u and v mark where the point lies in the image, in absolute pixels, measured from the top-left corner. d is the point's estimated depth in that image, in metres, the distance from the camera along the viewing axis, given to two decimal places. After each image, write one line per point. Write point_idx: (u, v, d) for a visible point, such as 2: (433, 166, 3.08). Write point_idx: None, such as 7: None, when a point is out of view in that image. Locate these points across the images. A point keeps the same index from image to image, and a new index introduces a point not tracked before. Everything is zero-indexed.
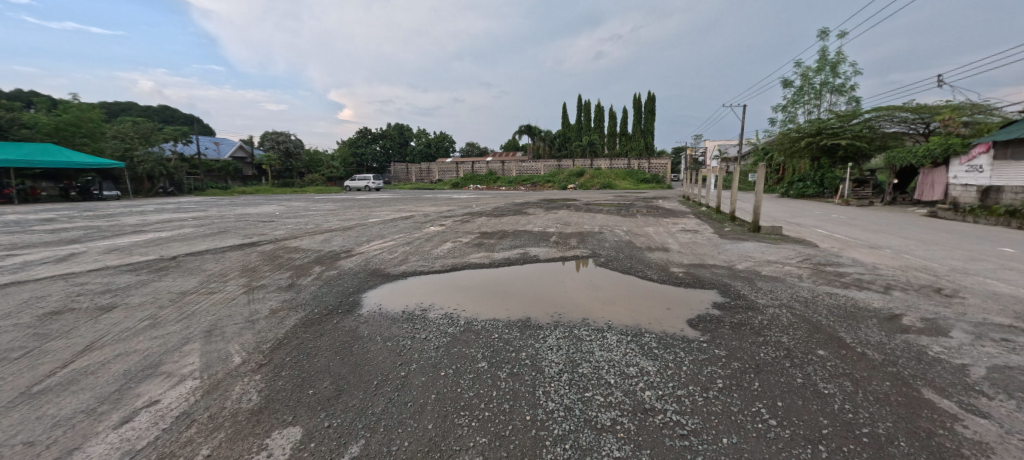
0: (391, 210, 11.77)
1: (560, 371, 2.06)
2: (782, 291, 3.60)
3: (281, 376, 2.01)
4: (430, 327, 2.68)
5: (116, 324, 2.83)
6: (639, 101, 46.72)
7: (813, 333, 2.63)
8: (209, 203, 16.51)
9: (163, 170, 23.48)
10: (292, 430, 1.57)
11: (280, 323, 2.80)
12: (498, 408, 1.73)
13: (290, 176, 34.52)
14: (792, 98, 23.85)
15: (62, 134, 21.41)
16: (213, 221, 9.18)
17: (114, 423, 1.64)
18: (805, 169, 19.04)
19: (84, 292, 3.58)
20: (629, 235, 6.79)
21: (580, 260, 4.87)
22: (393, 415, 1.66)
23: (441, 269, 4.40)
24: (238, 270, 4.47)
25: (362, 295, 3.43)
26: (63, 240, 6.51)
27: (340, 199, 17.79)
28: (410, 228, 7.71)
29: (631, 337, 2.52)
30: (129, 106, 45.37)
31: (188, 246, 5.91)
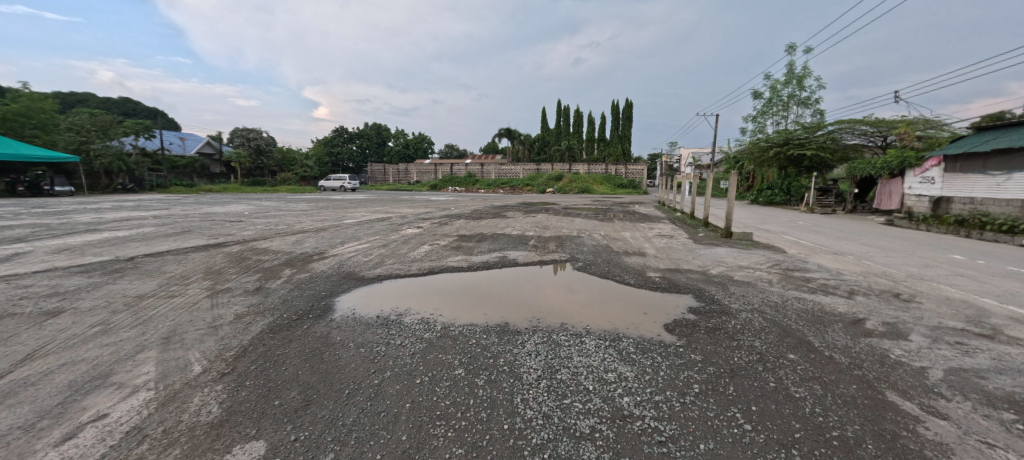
0: (368, 211, 11.50)
1: (538, 377, 2.05)
2: (754, 295, 3.72)
3: (245, 387, 1.90)
4: (407, 333, 2.61)
5: (63, 330, 2.63)
6: (618, 108, 47.88)
7: (784, 337, 2.72)
8: (169, 201, 15.77)
9: (122, 166, 22.34)
10: (254, 444, 1.49)
11: (246, 329, 2.68)
12: (475, 417, 1.70)
13: (263, 174, 33.44)
14: (761, 109, 24.90)
15: (9, 125, 19.98)
16: (174, 220, 8.70)
17: (55, 440, 1.51)
18: (773, 177, 19.93)
19: (29, 295, 3.32)
20: (608, 240, 6.89)
21: (559, 263, 4.92)
22: (365, 427, 1.61)
23: (420, 272, 4.35)
24: (201, 272, 4.25)
25: (335, 299, 3.33)
26: (6, 239, 6.04)
27: (312, 199, 17.26)
28: (386, 230, 7.57)
29: (610, 342, 2.53)
30: (86, 97, 42.70)
31: (147, 246, 5.59)
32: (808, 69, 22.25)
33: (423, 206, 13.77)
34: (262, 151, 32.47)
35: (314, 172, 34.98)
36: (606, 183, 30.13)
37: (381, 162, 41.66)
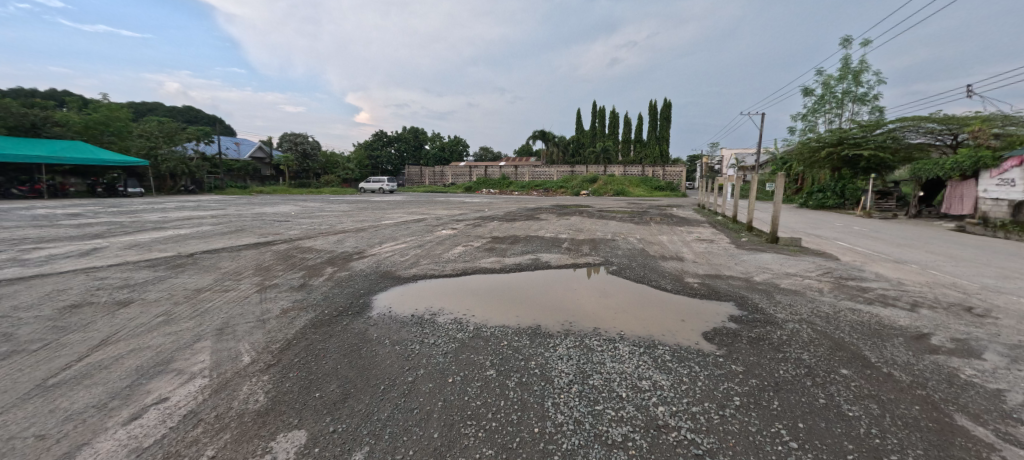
0: (405, 213, 11.83)
1: (569, 382, 2.02)
2: (801, 305, 3.49)
3: (289, 378, 2.01)
4: (440, 332, 2.66)
5: (133, 319, 2.89)
6: (656, 108, 46.71)
7: (835, 351, 2.53)
8: (226, 201, 16.94)
9: (185, 169, 24.18)
10: (297, 433, 1.56)
11: (291, 323, 2.83)
12: (506, 418, 1.70)
13: (307, 177, 35.27)
14: (812, 107, 23.47)
15: (92, 133, 22.23)
16: (230, 220, 9.35)
17: (123, 419, 1.65)
18: (824, 180, 18.71)
19: (105, 286, 3.68)
20: (643, 243, 6.70)
21: (593, 267, 4.85)
22: (398, 422, 1.65)
23: (452, 273, 4.42)
24: (251, 268, 4.54)
25: (373, 297, 3.45)
26: (91, 235, 6.75)
27: (353, 201, 18.03)
28: (422, 231, 7.76)
29: (643, 349, 2.46)
30: (156, 107, 46.97)
31: (205, 243, 6.03)
32: (865, 63, 20.73)
33: (457, 208, 14.00)
34: (307, 155, 34.33)
35: (355, 175, 36.35)
36: (641, 185, 29.42)
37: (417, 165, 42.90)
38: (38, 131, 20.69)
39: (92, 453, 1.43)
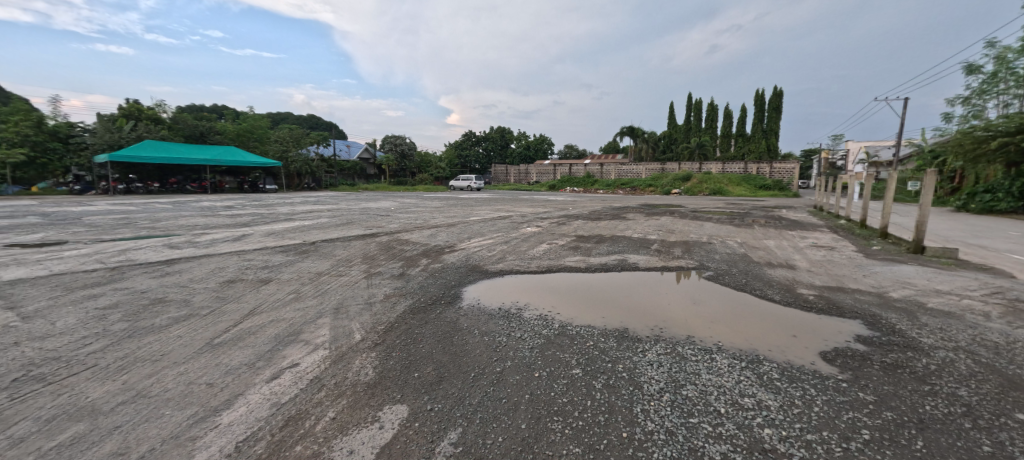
0: (490, 210, 12.32)
1: (660, 390, 1.91)
2: (958, 331, 2.86)
3: (392, 356, 2.21)
4: (526, 327, 2.70)
5: (271, 295, 3.43)
6: (762, 98, 42.35)
7: (1011, 391, 2.02)
8: (339, 197, 19.21)
9: (307, 168, 28.43)
10: (400, 407, 1.71)
11: (393, 307, 3.11)
12: (593, 419, 1.67)
13: (404, 176, 38.60)
14: (979, 88, 19.29)
15: (242, 139, 27.08)
16: (342, 213, 10.64)
17: (266, 377, 1.97)
18: (994, 177, 15.11)
19: (251, 267, 4.43)
20: (743, 248, 6.09)
21: (688, 271, 4.54)
22: (488, 409, 1.71)
23: (536, 270, 4.48)
24: (360, 256, 5.11)
25: (463, 289, 3.65)
26: (244, 224, 8.25)
27: (443, 198, 19.33)
28: (507, 228, 8.00)
29: (745, 364, 2.23)
30: (286, 115, 55.58)
31: (324, 233, 6.94)
32: None
33: (541, 206, 14.14)
34: (405, 155, 37.55)
35: (445, 173, 38.87)
36: (744, 184, 26.63)
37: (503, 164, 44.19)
38: (205, 139, 25.18)
39: (245, 402, 1.73)
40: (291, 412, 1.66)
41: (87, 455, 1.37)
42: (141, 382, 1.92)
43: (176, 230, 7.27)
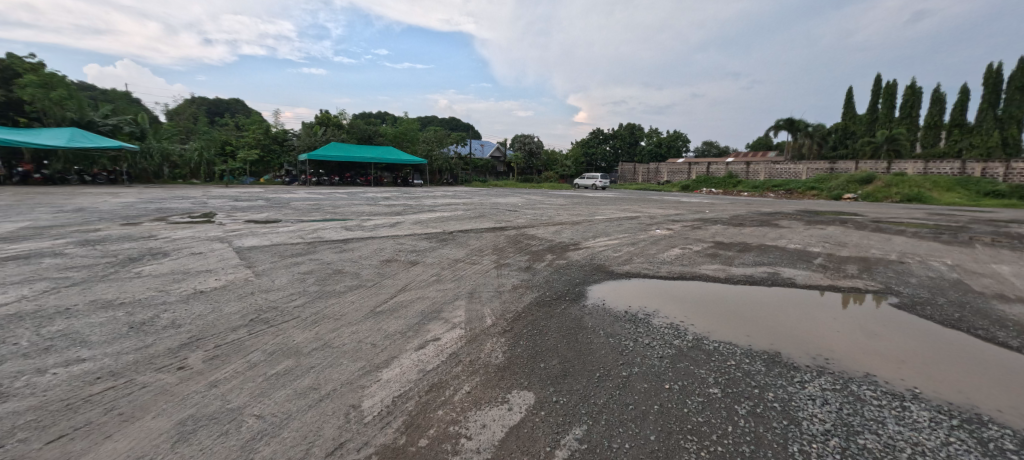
0: (615, 210, 12.10)
1: (822, 430, 1.60)
2: None
3: (520, 344, 2.35)
4: (654, 334, 2.57)
5: (418, 275, 4.03)
6: (998, 77, 32.85)
7: None
8: (474, 193, 21.40)
9: (446, 165, 33.02)
10: (528, 394, 1.79)
11: (520, 298, 3.32)
12: (733, 446, 1.49)
13: (531, 173, 41.10)
14: None
15: (399, 139, 32.69)
16: (476, 207, 11.84)
17: (415, 346, 2.32)
18: None
19: (403, 250, 5.25)
20: (954, 273, 4.72)
21: (870, 296, 3.72)
22: (615, 413, 1.67)
23: (663, 276, 4.24)
24: (491, 247, 5.59)
25: (588, 287, 3.69)
26: (399, 213, 9.86)
27: (569, 196, 19.71)
28: (635, 229, 7.81)
29: (957, 422, 1.71)
30: (433, 118, 64.69)
31: (460, 224, 7.81)
32: None
33: (673, 208, 13.26)
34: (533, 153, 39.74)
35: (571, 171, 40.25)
36: (957, 188, 20.80)
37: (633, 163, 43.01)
38: (372, 140, 31.16)
39: (398, 364, 2.10)
40: (433, 380, 1.93)
41: (293, 384, 1.92)
42: (328, 335, 2.52)
43: (349, 215, 9.10)
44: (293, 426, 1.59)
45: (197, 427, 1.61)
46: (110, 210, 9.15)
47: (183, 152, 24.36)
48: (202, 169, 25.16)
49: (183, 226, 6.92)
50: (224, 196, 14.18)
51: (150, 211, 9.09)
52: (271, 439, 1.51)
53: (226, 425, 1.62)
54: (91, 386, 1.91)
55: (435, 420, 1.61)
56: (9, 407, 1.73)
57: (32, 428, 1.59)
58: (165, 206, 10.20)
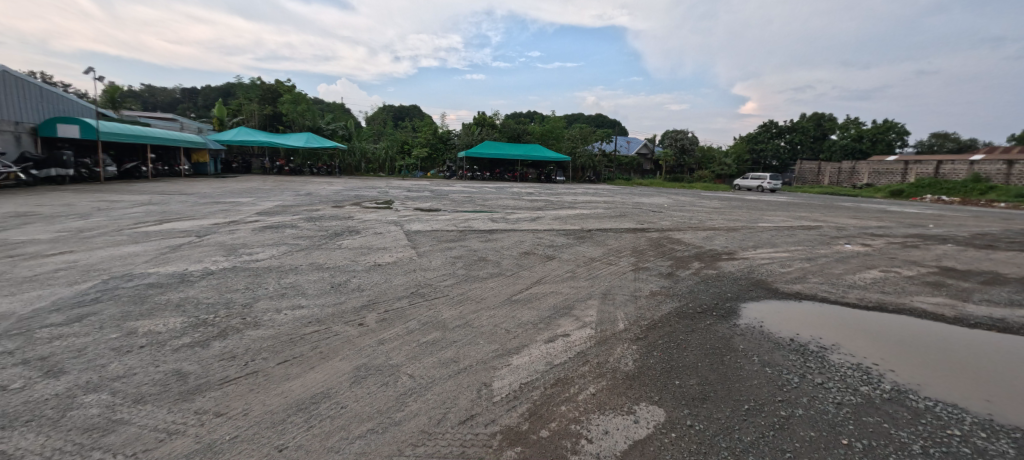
0: (784, 218, 10.32)
1: None
2: None
3: (653, 356, 2.23)
4: (831, 372, 2.07)
5: (554, 269, 4.27)
6: None
7: None
8: (618, 191, 21.16)
9: (589, 162, 33.72)
10: (657, 411, 1.66)
11: (657, 306, 3.20)
12: None
13: (682, 171, 39.94)
14: None
15: (545, 137, 34.61)
16: (618, 206, 11.73)
17: (546, 339, 2.46)
18: None
19: (542, 243, 5.62)
20: None
21: None
22: (765, 456, 1.39)
23: (845, 303, 3.47)
24: (629, 249, 5.53)
25: (739, 305, 3.28)
26: (541, 208, 10.49)
27: (722, 199, 17.59)
28: (814, 242, 6.63)
29: None
30: (578, 116, 66.65)
31: (600, 223, 7.90)
32: None
33: (873, 219, 10.53)
34: (686, 150, 38.17)
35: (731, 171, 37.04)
36: None
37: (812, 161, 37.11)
38: (520, 138, 33.53)
39: (528, 353, 2.24)
40: (559, 375, 1.98)
41: (439, 355, 2.19)
42: (470, 315, 2.86)
43: (495, 208, 10.11)
44: (435, 390, 1.82)
45: (367, 374, 1.98)
46: (326, 195, 11.98)
47: (375, 150, 30.34)
48: (387, 165, 30.77)
49: (372, 211, 8.64)
50: (401, 187, 17.34)
51: (350, 197, 11.72)
52: (418, 397, 1.76)
53: (386, 378, 1.94)
54: (304, 327, 2.54)
55: (557, 414, 1.63)
56: (259, 334, 2.43)
57: (269, 352, 2.19)
58: (362, 194, 13.06)
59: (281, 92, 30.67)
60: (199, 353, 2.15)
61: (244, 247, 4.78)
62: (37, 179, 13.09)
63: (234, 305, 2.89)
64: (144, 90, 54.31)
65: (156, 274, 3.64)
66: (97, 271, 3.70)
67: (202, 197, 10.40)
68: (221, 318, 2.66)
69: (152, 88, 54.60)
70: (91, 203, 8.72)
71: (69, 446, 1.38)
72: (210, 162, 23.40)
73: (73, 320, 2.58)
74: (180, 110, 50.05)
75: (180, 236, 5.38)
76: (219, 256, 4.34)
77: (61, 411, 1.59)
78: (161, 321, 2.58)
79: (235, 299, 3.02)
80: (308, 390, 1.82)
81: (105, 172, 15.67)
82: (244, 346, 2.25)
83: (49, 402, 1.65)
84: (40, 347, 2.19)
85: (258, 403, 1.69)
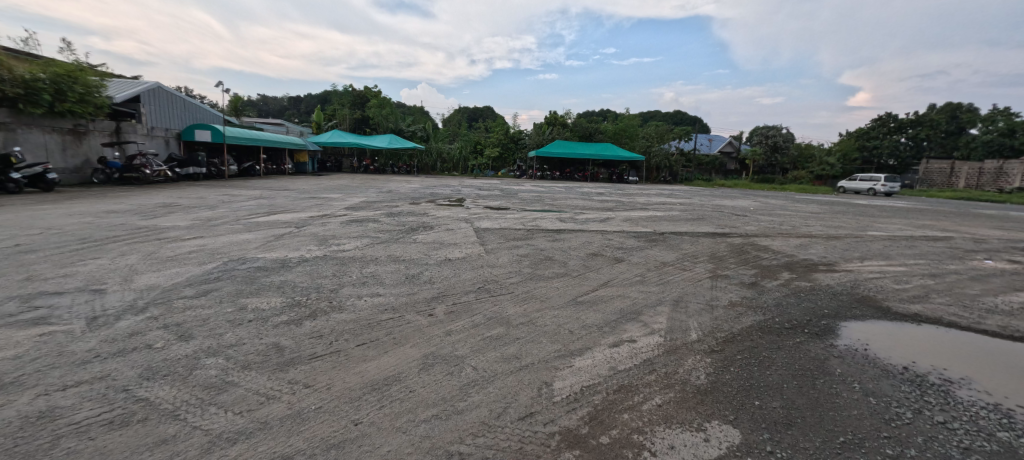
0: (904, 226, 8.82)
1: None
2: None
3: (729, 371, 2.07)
4: (958, 410, 1.74)
5: (622, 272, 4.16)
6: None
7: None
8: (697, 192, 19.94)
9: (666, 162, 32.41)
10: (732, 431, 1.52)
11: (737, 317, 2.95)
12: None
13: (772, 172, 36.17)
14: None
15: (618, 136, 33.81)
16: (695, 208, 11.05)
17: (610, 343, 2.41)
18: None
19: (610, 245, 5.49)
20: None
21: None
22: None
23: (985, 331, 2.88)
24: (707, 255, 5.18)
25: (839, 324, 2.90)
26: (611, 209, 10.20)
27: (822, 203, 15.52)
28: (946, 257, 5.61)
29: None
30: (653, 114, 64.27)
31: (675, 226, 7.50)
32: None
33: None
34: (778, 148, 34.62)
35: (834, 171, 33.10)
36: None
37: (944, 161, 31.36)
38: (591, 137, 33.02)
39: (591, 356, 2.22)
40: (622, 382, 1.93)
41: (502, 350, 2.26)
42: (534, 313, 2.89)
43: (564, 208, 10.06)
44: (496, 384, 1.87)
45: (434, 363, 2.10)
46: (409, 192, 13.03)
47: (450, 150, 31.74)
48: (461, 164, 32.36)
49: (445, 208, 9.11)
50: (473, 186, 18.10)
51: (425, 194, 12.46)
52: (480, 389, 1.82)
53: (452, 367, 2.05)
54: (381, 314, 2.77)
55: (619, 422, 1.58)
56: (342, 317, 2.70)
57: (351, 334, 2.42)
58: (437, 191, 13.82)
59: (368, 97, 33.59)
60: (295, 330, 2.45)
61: (333, 238, 5.33)
62: (180, 176, 15.83)
63: (323, 290, 3.26)
64: (258, 98, 63.00)
65: (263, 259, 4.23)
66: (220, 254, 4.40)
67: (304, 193, 11.85)
68: (312, 300, 3.00)
69: (264, 97, 63.15)
70: (220, 196, 10.39)
71: (194, 399, 1.65)
72: (308, 161, 26.56)
73: (201, 294, 3.10)
74: (285, 116, 57.25)
75: (283, 226, 6.17)
76: (315, 245, 4.92)
77: (189, 370, 1.91)
78: (265, 300, 3.00)
79: (323, 285, 3.38)
80: (382, 372, 1.98)
81: (229, 170, 18.48)
82: (331, 327, 2.52)
83: (182, 361, 2.00)
84: (177, 315, 2.66)
85: (339, 380, 1.88)
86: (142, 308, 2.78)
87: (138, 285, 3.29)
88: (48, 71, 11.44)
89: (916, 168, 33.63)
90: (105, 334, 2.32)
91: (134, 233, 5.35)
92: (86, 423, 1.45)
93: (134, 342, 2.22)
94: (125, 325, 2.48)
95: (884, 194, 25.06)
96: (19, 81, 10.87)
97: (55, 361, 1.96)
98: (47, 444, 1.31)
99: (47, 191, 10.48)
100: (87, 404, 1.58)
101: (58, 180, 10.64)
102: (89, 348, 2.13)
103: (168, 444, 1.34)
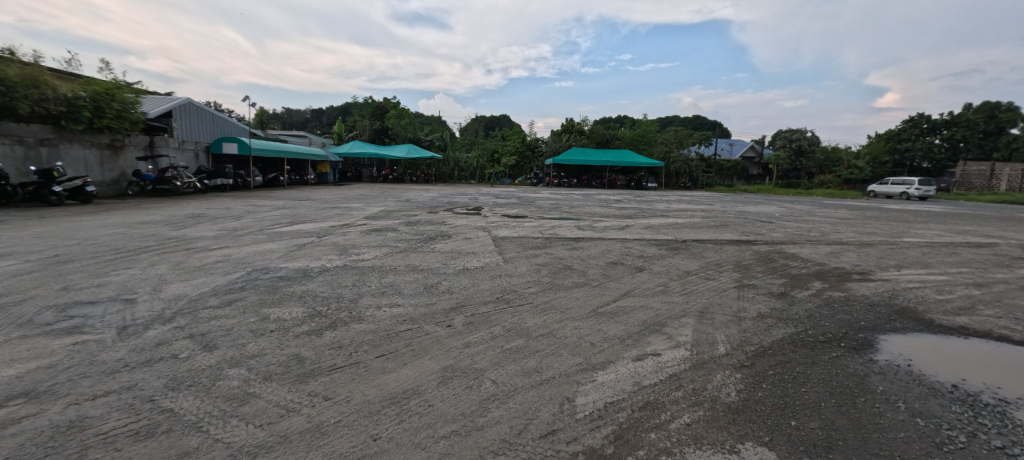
0: (944, 231, 8.34)
1: None
2: None
3: (762, 388, 1.98)
4: (1020, 434, 1.60)
5: (644, 282, 4.07)
6: None
7: None
8: (719, 198, 19.49)
9: (686, 168, 31.94)
10: (768, 453, 1.45)
11: (767, 330, 2.83)
12: None
13: (798, 176, 34.98)
14: None
15: (636, 142, 33.60)
16: (718, 215, 10.80)
17: (634, 356, 2.36)
18: None
19: (630, 253, 5.40)
20: None
21: None
22: None
23: None
24: (732, 263, 5.02)
25: (878, 337, 2.75)
26: (630, 216, 10.07)
27: (853, 208, 14.87)
28: (991, 264, 5.28)
29: None
30: (672, 119, 63.60)
31: (697, 233, 7.33)
32: None
33: None
34: (803, 151, 33.82)
35: (864, 175, 31.87)
36: None
37: (984, 163, 29.89)
38: (608, 144, 32.76)
39: (614, 370, 2.16)
40: (648, 398, 1.87)
41: (522, 363, 2.23)
42: (554, 325, 2.85)
43: (582, 215, 9.95)
44: (517, 400, 1.84)
45: (453, 376, 2.09)
46: (427, 201, 13.19)
47: (467, 160, 32.09)
48: (477, 172, 32.68)
49: (462, 217, 9.17)
50: (490, 194, 18.18)
51: (442, 203, 12.58)
52: (500, 405, 1.79)
53: (471, 381, 2.03)
54: (400, 325, 2.78)
55: (646, 442, 1.52)
56: (362, 328, 2.73)
57: (370, 345, 2.44)
58: (454, 200, 13.92)
59: (388, 108, 34.30)
60: (316, 341, 2.49)
61: (354, 248, 5.43)
62: (208, 187, 16.46)
63: (343, 299, 3.31)
64: (283, 111, 65.21)
65: (286, 268, 4.34)
66: (245, 263, 4.54)
67: (325, 203, 12.17)
68: (333, 310, 3.05)
69: (289, 110, 65.38)
70: (245, 207, 10.72)
71: (217, 410, 1.69)
72: (330, 172, 27.31)
73: (226, 304, 3.19)
74: (309, 128, 59.31)
75: (305, 236, 6.33)
76: (336, 254, 5.02)
77: (213, 380, 1.96)
78: (287, 310, 3.05)
79: (343, 294, 3.44)
80: (401, 386, 1.98)
81: (254, 181, 19.14)
82: (351, 338, 2.55)
83: (206, 372, 2.06)
84: (202, 324, 2.75)
85: (358, 393, 1.89)
86: (169, 318, 2.88)
87: (167, 295, 3.42)
88: (88, 89, 12.18)
89: (952, 170, 31.96)
90: (134, 343, 2.41)
91: (164, 243, 5.58)
92: (112, 433, 1.49)
93: (161, 352, 2.30)
94: (153, 335, 2.57)
95: (918, 198, 23.96)
96: (62, 99, 11.59)
97: (86, 371, 2.04)
98: (75, 454, 1.35)
99: (86, 203, 11.10)
100: (114, 414, 1.63)
101: (96, 192, 11.24)
102: (118, 357, 2.21)
103: (190, 456, 1.37)
